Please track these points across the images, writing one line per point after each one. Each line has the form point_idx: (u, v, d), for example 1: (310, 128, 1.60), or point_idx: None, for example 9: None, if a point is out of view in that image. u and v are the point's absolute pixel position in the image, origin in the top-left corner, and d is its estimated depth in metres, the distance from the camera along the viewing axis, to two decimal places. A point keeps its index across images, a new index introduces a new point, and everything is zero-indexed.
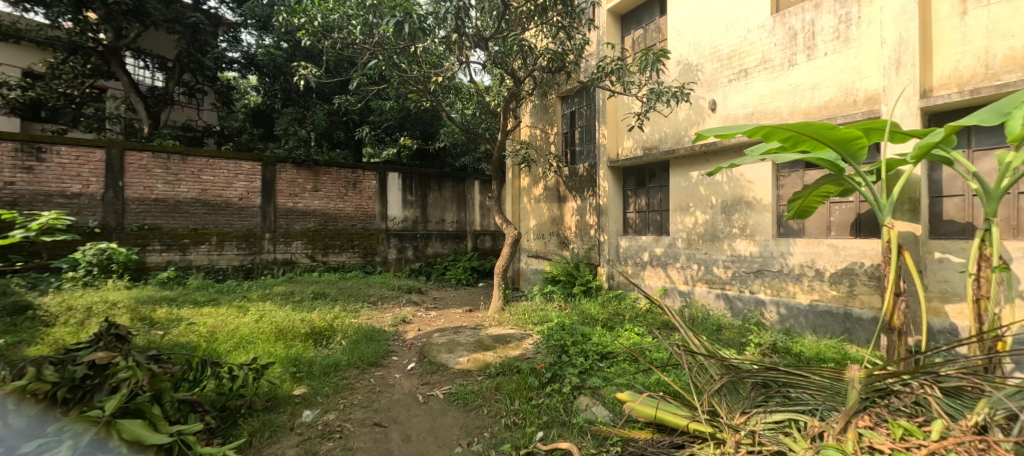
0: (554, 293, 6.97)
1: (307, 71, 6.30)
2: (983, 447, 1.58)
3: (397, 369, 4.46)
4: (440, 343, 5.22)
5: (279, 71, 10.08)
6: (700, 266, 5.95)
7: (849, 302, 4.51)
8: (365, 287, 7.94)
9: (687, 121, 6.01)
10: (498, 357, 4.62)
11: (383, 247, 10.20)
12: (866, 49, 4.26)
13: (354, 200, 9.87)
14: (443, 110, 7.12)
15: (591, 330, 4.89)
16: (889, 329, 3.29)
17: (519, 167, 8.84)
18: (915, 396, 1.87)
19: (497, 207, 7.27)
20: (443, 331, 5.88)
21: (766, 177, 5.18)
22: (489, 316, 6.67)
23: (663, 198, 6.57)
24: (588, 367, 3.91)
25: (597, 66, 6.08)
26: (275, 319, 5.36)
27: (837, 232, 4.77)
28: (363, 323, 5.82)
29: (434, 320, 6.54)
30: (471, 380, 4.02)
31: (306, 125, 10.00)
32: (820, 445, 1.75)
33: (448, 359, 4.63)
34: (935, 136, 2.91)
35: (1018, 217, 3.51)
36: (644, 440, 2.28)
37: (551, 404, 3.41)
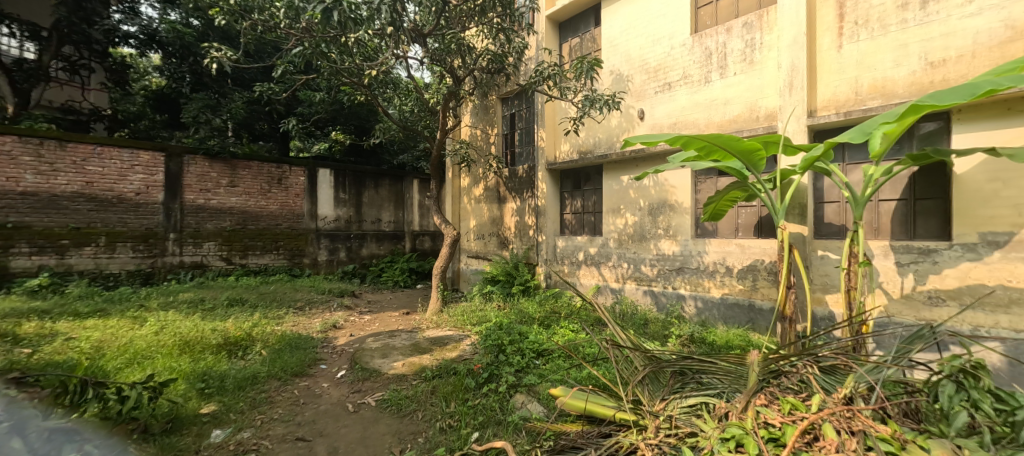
0: (493, 293, 7.06)
1: (221, 54, 5.77)
2: (850, 415, 1.82)
3: (325, 378, 4.28)
4: (374, 348, 5.09)
5: (188, 51, 9.14)
6: (629, 265, 6.34)
7: (753, 295, 5.05)
8: (291, 291, 7.49)
9: (619, 127, 6.38)
10: (434, 360, 4.60)
11: (312, 248, 9.67)
12: (767, 71, 4.80)
13: (280, 198, 9.27)
14: (378, 104, 6.90)
15: (527, 329, 4.99)
16: (783, 317, 3.74)
17: (459, 166, 8.83)
18: (800, 375, 2.17)
19: (435, 207, 7.19)
20: (378, 335, 5.73)
21: (686, 183, 5.64)
22: (426, 318, 6.60)
23: (597, 200, 6.91)
24: (525, 365, 4.03)
25: (535, 70, 6.27)
26: (179, 330, 4.89)
27: (743, 232, 5.32)
28: (287, 330, 5.51)
29: (368, 324, 6.35)
30: (406, 385, 3.96)
31: (222, 113, 9.17)
32: (725, 425, 1.96)
33: (382, 364, 4.52)
34: (818, 151, 3.37)
35: (879, 220, 4.15)
36: (574, 433, 2.40)
37: (487, 404, 3.47)
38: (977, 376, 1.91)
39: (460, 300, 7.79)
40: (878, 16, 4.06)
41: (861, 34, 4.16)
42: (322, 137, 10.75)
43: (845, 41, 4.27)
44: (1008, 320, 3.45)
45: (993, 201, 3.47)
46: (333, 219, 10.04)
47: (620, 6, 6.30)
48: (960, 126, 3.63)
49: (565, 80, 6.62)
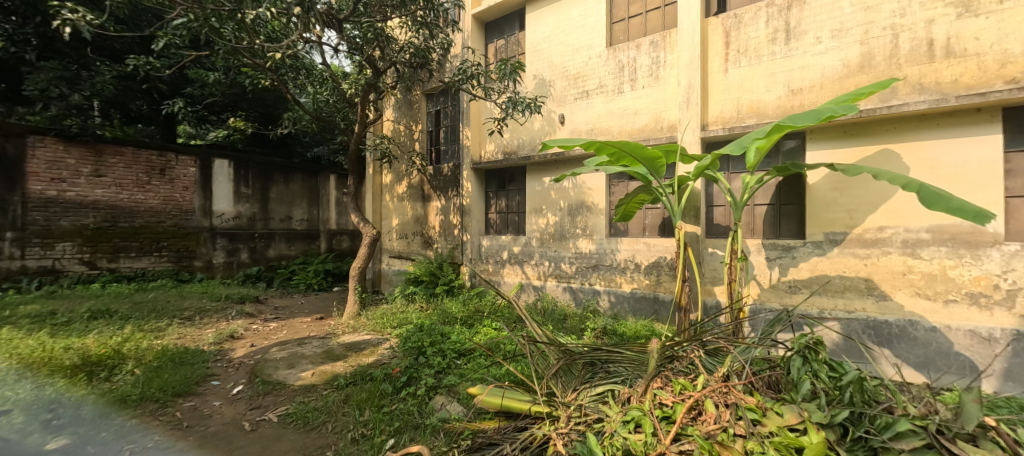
0: (416, 294, 6.97)
1: (78, 17, 4.92)
2: (727, 391, 2.09)
3: (216, 396, 3.93)
4: (279, 358, 4.77)
5: (32, 8, 7.11)
6: (550, 263, 6.62)
7: (658, 289, 5.55)
8: (176, 299, 6.69)
9: (541, 130, 6.62)
10: (348, 366, 4.44)
11: (205, 250, 8.70)
12: (669, 87, 5.33)
13: (162, 191, 8.21)
14: (286, 90, 6.40)
15: (449, 330, 5.00)
16: (679, 307, 4.21)
17: (379, 162, 8.54)
18: (689, 358, 2.46)
19: (353, 204, 6.87)
20: (284, 344, 5.37)
21: (602, 185, 6.05)
22: (342, 323, 6.31)
23: (521, 200, 7.11)
24: (445, 366, 4.05)
25: (458, 67, 6.31)
26: (19, 351, 4.16)
27: (650, 232, 5.84)
28: (169, 344, 4.94)
29: (273, 332, 5.91)
30: (314, 396, 3.79)
31: (82, 89, 7.37)
32: (628, 409, 2.15)
33: (287, 375, 4.26)
34: (707, 161, 3.86)
35: (754, 221, 4.82)
36: (491, 430, 2.48)
37: (404, 409, 3.43)
38: (817, 350, 2.32)
39: (380, 302, 7.55)
40: (755, 47, 4.72)
41: (742, 61, 4.80)
42: (218, 124, 10.16)
43: (731, 65, 4.88)
44: (843, 304, 4.21)
45: (835, 207, 4.21)
46: (232, 217, 9.16)
47: (544, 13, 6.55)
48: (814, 144, 4.34)
49: (490, 81, 6.70)
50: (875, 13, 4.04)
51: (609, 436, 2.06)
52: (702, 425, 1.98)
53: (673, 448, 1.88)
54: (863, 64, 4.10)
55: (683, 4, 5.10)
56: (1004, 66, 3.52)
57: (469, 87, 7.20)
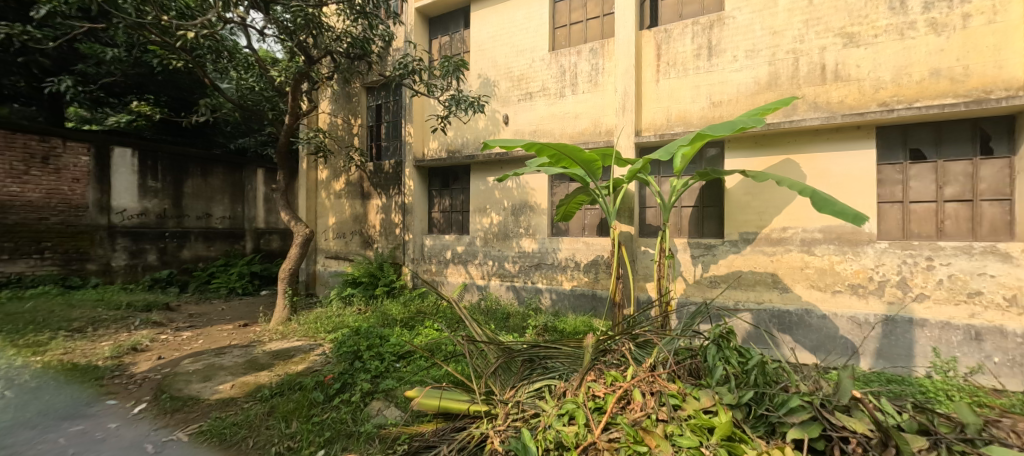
0: (354, 296, 6.75)
1: None
2: (653, 380, 2.26)
3: (113, 417, 3.50)
4: (192, 371, 4.41)
5: None
6: (494, 262, 6.69)
7: (595, 286, 5.81)
8: (65, 309, 5.93)
9: (485, 130, 6.66)
10: (274, 376, 4.21)
11: (102, 251, 7.82)
12: (607, 94, 5.60)
13: (46, 183, 7.23)
14: (204, 75, 5.87)
15: (388, 332, 4.89)
16: (614, 303, 4.49)
17: (313, 157, 8.12)
18: (620, 351, 2.62)
19: (284, 201, 6.50)
20: (199, 355, 4.96)
21: (544, 186, 6.23)
22: (270, 329, 5.96)
23: (465, 199, 7.12)
24: (384, 370, 3.97)
25: (399, 61, 6.19)
26: None
27: (589, 231, 6.10)
28: (51, 361, 4.42)
29: (186, 342, 5.43)
30: (233, 410, 3.55)
31: None
32: (563, 402, 2.26)
33: (201, 389, 3.95)
34: (638, 165, 4.13)
35: (681, 222, 5.19)
36: (429, 433, 2.48)
37: (336, 417, 3.32)
38: (729, 338, 2.58)
39: (314, 306, 7.21)
40: (682, 60, 5.09)
41: (671, 73, 5.16)
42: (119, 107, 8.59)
43: (662, 76, 5.22)
44: (754, 296, 4.68)
45: (749, 209, 4.66)
46: (136, 213, 8.28)
47: (489, 12, 6.60)
48: (732, 152, 4.76)
49: (433, 77, 6.62)
50: (780, 37, 4.54)
51: (543, 430, 2.16)
52: (630, 414, 2.13)
53: (603, 437, 2.01)
54: (771, 82, 4.58)
55: (620, 16, 5.37)
56: (878, 91, 4.12)
57: (412, 82, 7.07)
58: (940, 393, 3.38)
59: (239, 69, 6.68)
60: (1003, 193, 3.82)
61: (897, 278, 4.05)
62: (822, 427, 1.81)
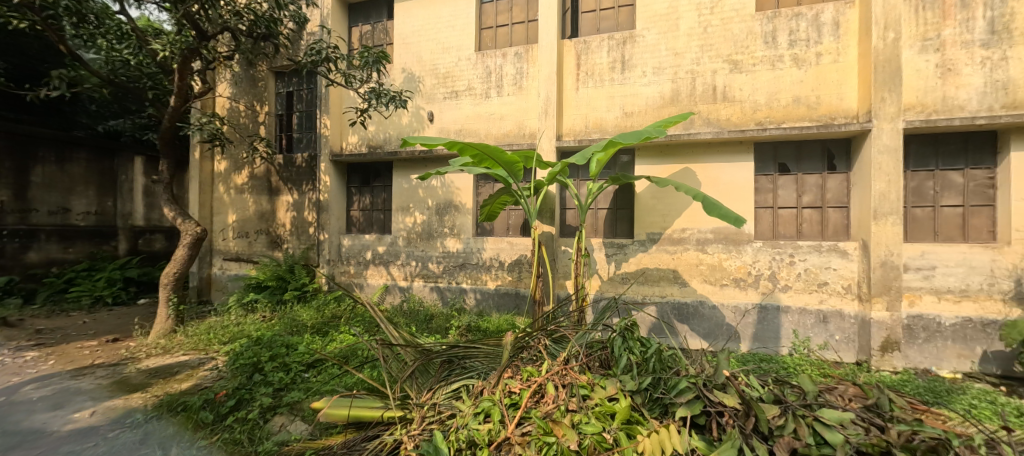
0: (258, 303, 6.26)
1: None
2: (566, 373, 2.41)
3: None
4: (39, 399, 3.76)
5: None
6: (417, 263, 6.56)
7: (519, 284, 5.98)
8: None
9: (409, 127, 6.50)
10: (150, 398, 3.75)
11: None
12: (531, 98, 5.80)
13: None
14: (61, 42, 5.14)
15: (297, 340, 4.61)
16: (534, 301, 4.72)
17: (206, 146, 7.30)
18: (536, 347, 2.75)
19: (167, 194, 5.82)
20: (47, 379, 4.23)
21: (469, 186, 6.27)
22: (146, 344, 5.30)
23: (387, 197, 6.91)
24: (288, 382, 3.71)
25: (312, 46, 5.85)
26: None
27: (513, 231, 6.28)
28: None
29: (31, 365, 4.60)
30: (93, 441, 3.07)
31: None
32: (479, 401, 2.33)
33: (50, 419, 3.39)
34: (558, 168, 4.37)
35: (596, 223, 5.54)
36: (338, 445, 2.41)
37: (229, 438, 3.03)
38: (633, 330, 2.79)
39: (207, 315, 6.52)
40: (599, 71, 5.43)
41: (590, 82, 5.47)
42: None
43: (581, 85, 5.52)
44: (659, 290, 5.14)
45: (654, 212, 5.11)
46: None
47: (414, 6, 6.47)
48: (640, 159, 5.16)
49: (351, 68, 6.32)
50: (681, 58, 5.04)
51: (456, 430, 2.20)
52: (542, 406, 2.24)
53: (517, 431, 2.08)
54: (675, 97, 5.06)
55: (544, 23, 5.53)
56: (755, 112, 4.76)
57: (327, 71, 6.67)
58: (799, 369, 4.02)
59: (111, 39, 5.84)
60: (844, 201, 4.68)
61: (768, 272, 4.73)
62: (703, 404, 2.02)
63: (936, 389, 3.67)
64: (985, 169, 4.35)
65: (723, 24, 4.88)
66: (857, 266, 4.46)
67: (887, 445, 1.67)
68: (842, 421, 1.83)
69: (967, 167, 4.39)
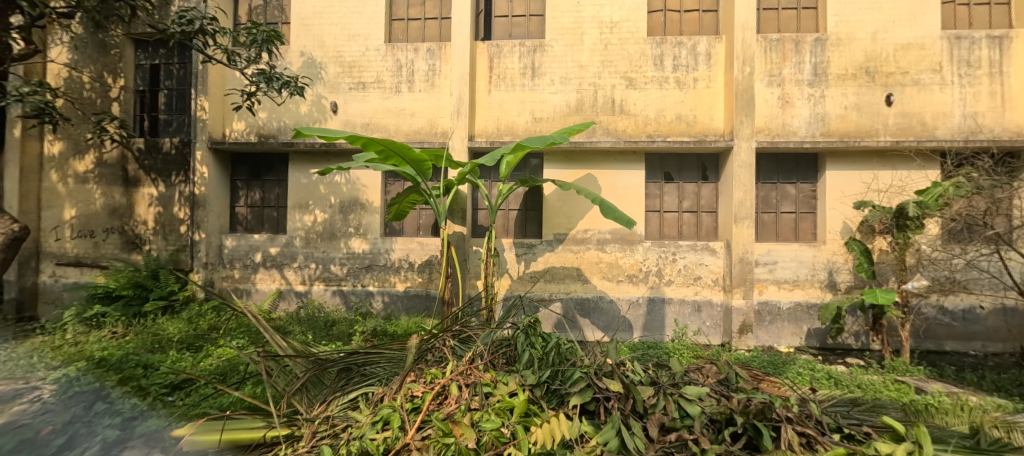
0: (106, 317, 5.22)
1: None
2: (469, 372, 2.35)
3: None
4: None
5: None
6: (317, 265, 6.12)
7: (429, 285, 5.93)
8: None
9: (308, 117, 6.00)
10: None
11: None
12: (443, 96, 5.79)
13: None
14: None
15: (163, 359, 3.98)
16: (443, 301, 4.75)
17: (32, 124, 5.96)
18: (441, 348, 2.72)
19: None
20: None
21: (377, 183, 6.05)
22: None
23: (281, 193, 6.37)
24: (145, 408, 2.96)
25: (181, 12, 5.03)
26: None
27: (424, 231, 6.21)
28: None
29: None
30: None
31: None
32: (379, 409, 2.16)
33: None
34: (467, 168, 4.47)
35: (506, 223, 5.70)
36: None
37: None
38: (535, 326, 2.73)
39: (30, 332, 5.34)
40: (510, 75, 5.59)
41: (501, 85, 5.60)
42: None
43: (493, 87, 5.62)
44: (564, 287, 5.44)
45: (560, 213, 5.42)
46: None
47: None
48: (548, 162, 5.42)
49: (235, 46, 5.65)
50: (585, 71, 5.42)
51: (349, 443, 2.04)
52: (444, 408, 2.15)
53: (417, 436, 1.99)
54: (580, 107, 5.42)
55: (457, 22, 5.51)
56: (647, 125, 5.29)
57: (204, 45, 5.84)
58: (677, 353, 4.56)
59: None
60: (714, 207, 5.44)
61: (655, 268, 5.30)
62: (592, 391, 2.09)
63: (776, 362, 4.45)
64: (811, 184, 5.36)
65: (621, 43, 5.36)
66: (723, 263, 5.21)
67: (732, 413, 1.93)
68: (700, 395, 2.01)
69: (799, 181, 5.37)
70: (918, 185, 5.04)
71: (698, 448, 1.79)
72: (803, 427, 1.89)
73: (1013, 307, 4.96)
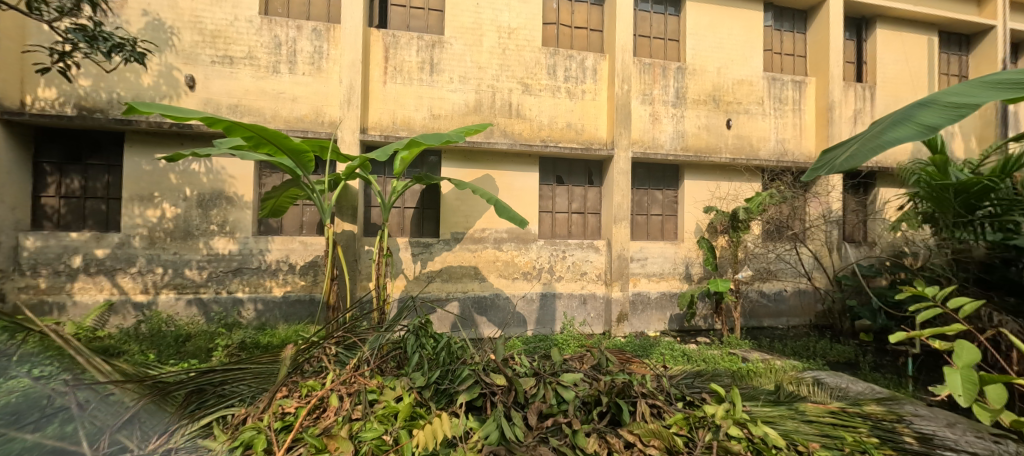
0: None
1: None
2: (351, 381, 2.17)
3: None
4: None
5: None
6: (165, 270, 5.14)
7: (313, 289, 5.46)
8: None
9: (153, 91, 5.00)
10: None
11: None
12: (331, 82, 5.34)
13: None
14: None
15: None
16: (328, 306, 4.41)
17: None
18: (320, 358, 2.44)
19: None
20: None
21: (248, 174, 5.33)
22: None
23: (112, 181, 5.20)
24: None
25: None
26: None
27: (307, 230, 5.67)
28: None
29: None
30: None
31: None
32: (238, 432, 1.78)
33: None
34: (356, 162, 4.21)
35: (401, 222, 5.49)
36: None
37: None
38: (427, 327, 2.65)
39: None
40: (406, 68, 5.38)
41: (396, 77, 5.36)
42: None
43: (388, 79, 5.34)
44: (461, 286, 5.44)
45: (458, 212, 5.42)
46: None
47: None
48: (446, 161, 5.36)
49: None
50: (483, 72, 5.50)
51: None
52: (321, 422, 1.93)
53: None
54: (478, 108, 5.49)
55: (348, 4, 5.13)
56: (540, 130, 5.60)
57: None
58: (565, 344, 4.93)
59: None
60: (598, 209, 5.99)
61: (547, 266, 5.63)
62: (479, 387, 2.09)
63: (645, 346, 5.09)
64: (673, 191, 6.24)
65: (518, 50, 5.58)
66: (604, 260, 5.78)
67: (599, 394, 2.13)
68: (574, 381, 2.19)
69: (664, 188, 6.22)
70: (746, 194, 6.25)
71: (570, 429, 1.92)
72: (654, 399, 2.20)
73: (806, 290, 6.45)
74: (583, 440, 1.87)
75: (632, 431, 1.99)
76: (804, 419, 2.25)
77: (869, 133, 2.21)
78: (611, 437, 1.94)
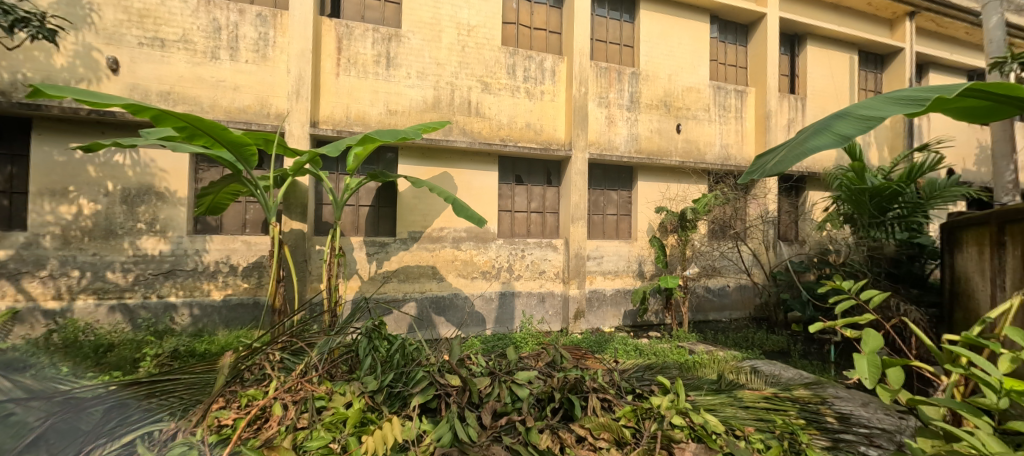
0: None
1: None
2: (298, 388, 2.04)
3: None
4: None
5: None
6: (83, 273, 4.61)
7: (258, 291, 5.13)
8: None
9: (67, 73, 4.47)
10: None
11: None
12: (278, 72, 5.03)
13: None
14: None
15: None
16: (274, 310, 4.15)
17: None
18: (263, 366, 2.26)
19: None
20: None
21: (183, 168, 4.91)
22: None
23: (15, 173, 4.58)
24: None
25: None
26: None
27: (250, 228, 5.31)
28: None
29: None
30: None
31: None
32: (167, 448, 1.60)
33: None
34: (304, 157, 3.98)
35: (354, 220, 5.27)
36: None
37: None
38: (381, 329, 2.56)
39: None
40: (361, 60, 5.17)
41: (350, 70, 5.14)
42: None
43: (341, 71, 5.11)
44: (417, 286, 5.32)
45: (415, 211, 5.30)
46: None
47: None
48: (402, 158, 5.22)
49: None
50: (442, 69, 5.41)
51: None
52: (262, 433, 1.80)
53: None
54: (435, 104, 5.39)
55: None
56: (499, 130, 5.60)
57: None
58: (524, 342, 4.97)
59: None
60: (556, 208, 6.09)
61: (506, 265, 5.64)
62: (433, 388, 2.05)
63: (601, 342, 5.24)
64: (627, 191, 6.46)
65: (477, 48, 5.54)
66: (561, 258, 5.88)
67: (553, 390, 2.14)
68: (528, 380, 2.21)
69: (619, 189, 6.43)
70: (693, 195, 6.60)
71: (524, 427, 1.92)
72: (605, 394, 2.26)
73: (745, 285, 6.92)
74: (536, 437, 1.86)
75: (583, 425, 2.01)
76: (741, 405, 2.40)
77: (795, 140, 2.38)
78: (563, 432, 1.95)
